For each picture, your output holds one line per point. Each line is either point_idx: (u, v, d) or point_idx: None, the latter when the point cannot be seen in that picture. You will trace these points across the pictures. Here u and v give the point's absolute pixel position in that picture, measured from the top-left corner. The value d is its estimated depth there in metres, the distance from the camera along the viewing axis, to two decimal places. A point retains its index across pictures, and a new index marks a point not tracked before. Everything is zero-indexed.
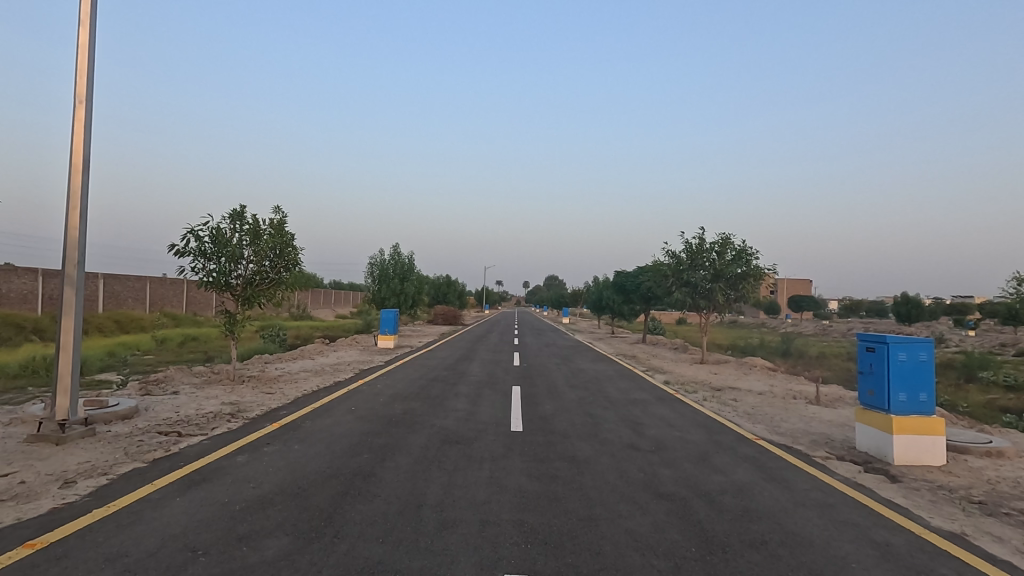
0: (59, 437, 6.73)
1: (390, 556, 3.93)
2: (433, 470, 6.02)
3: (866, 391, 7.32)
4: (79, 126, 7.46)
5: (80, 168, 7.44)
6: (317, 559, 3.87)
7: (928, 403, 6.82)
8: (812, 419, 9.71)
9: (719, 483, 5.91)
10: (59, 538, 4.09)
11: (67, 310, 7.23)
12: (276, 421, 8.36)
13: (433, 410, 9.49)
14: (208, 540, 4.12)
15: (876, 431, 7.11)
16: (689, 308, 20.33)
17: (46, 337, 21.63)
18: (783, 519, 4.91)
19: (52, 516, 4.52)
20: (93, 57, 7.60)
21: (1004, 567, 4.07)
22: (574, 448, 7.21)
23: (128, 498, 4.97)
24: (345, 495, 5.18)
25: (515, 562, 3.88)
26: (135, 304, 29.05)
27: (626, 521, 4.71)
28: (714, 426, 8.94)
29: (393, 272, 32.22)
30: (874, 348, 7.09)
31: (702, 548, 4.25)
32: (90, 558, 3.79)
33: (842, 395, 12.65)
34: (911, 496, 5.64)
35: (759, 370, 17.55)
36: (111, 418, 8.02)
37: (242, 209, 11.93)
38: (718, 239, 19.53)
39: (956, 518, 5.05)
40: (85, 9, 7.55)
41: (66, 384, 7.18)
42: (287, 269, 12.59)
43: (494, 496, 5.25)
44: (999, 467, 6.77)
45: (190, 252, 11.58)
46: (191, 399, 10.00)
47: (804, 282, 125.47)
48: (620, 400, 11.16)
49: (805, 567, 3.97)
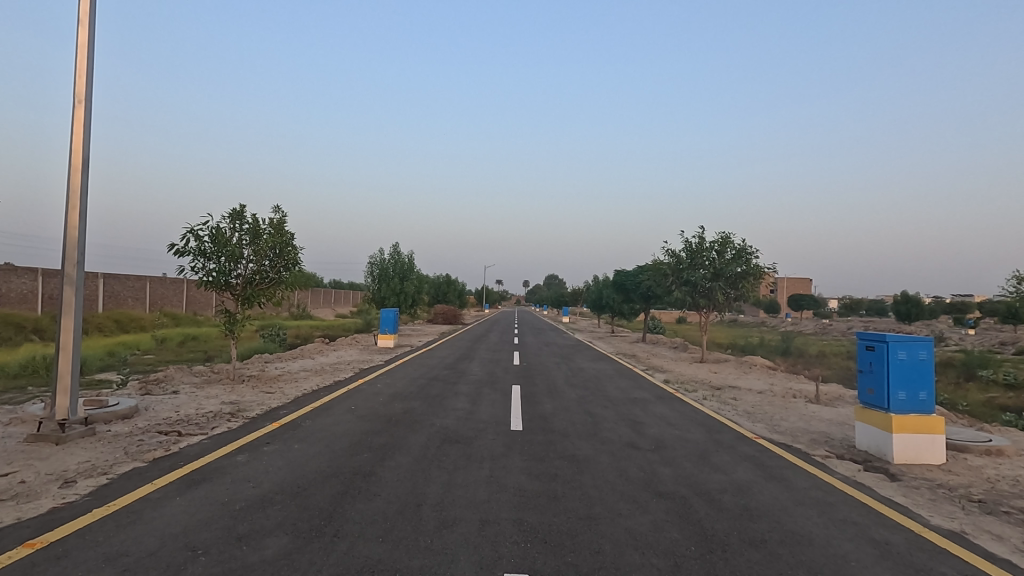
0: (59, 437, 6.72)
1: (390, 555, 3.93)
2: (433, 470, 6.01)
3: (865, 389, 7.33)
4: (79, 125, 7.45)
5: (80, 167, 7.43)
6: (317, 558, 3.87)
7: (928, 401, 6.82)
8: (812, 418, 9.70)
9: (720, 483, 5.90)
10: (59, 538, 4.09)
11: (67, 310, 7.23)
12: (276, 420, 8.34)
13: (433, 409, 9.50)
14: (208, 540, 4.12)
15: (876, 430, 7.10)
16: (690, 307, 20.32)
17: (47, 337, 21.62)
18: (783, 518, 4.90)
19: (51, 516, 4.51)
20: (92, 56, 7.59)
21: (1004, 566, 4.06)
22: (574, 447, 7.20)
23: (129, 498, 4.96)
24: (345, 495, 5.17)
25: (515, 562, 3.88)
26: (135, 304, 29.03)
27: (626, 520, 4.71)
28: (713, 425, 8.94)
29: (393, 271, 32.23)
30: (874, 346, 7.09)
31: (701, 547, 4.25)
32: (90, 558, 3.78)
33: (842, 394, 12.67)
34: (912, 495, 5.64)
35: (759, 369, 17.53)
36: (111, 418, 8.00)
37: (242, 209, 11.96)
38: (718, 239, 19.54)
39: (956, 517, 5.05)
40: (84, 8, 7.54)
41: (67, 384, 7.18)
42: (286, 268, 12.59)
43: (494, 496, 5.24)
44: (999, 466, 6.77)
45: (190, 252, 11.58)
46: (192, 398, 10.03)
47: (804, 281, 125.58)
48: (620, 399, 11.15)
49: (806, 566, 3.96)
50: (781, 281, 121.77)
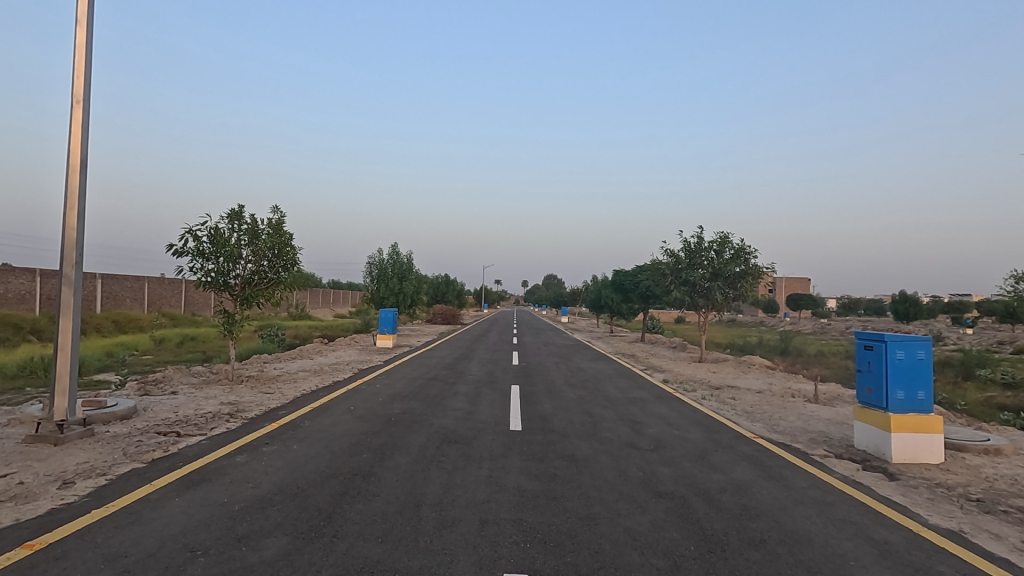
0: (58, 437, 6.73)
1: (389, 556, 3.93)
2: (432, 470, 6.01)
3: (865, 389, 7.33)
4: (77, 126, 7.43)
5: (78, 168, 7.42)
6: (316, 559, 3.87)
7: (926, 401, 6.83)
8: (811, 417, 9.74)
9: (719, 482, 5.90)
10: (58, 538, 4.09)
11: (65, 311, 7.20)
12: (275, 421, 8.35)
13: (432, 409, 9.50)
14: (208, 541, 4.12)
15: (875, 429, 7.11)
16: (689, 307, 20.32)
17: (45, 337, 21.62)
18: (783, 518, 4.90)
19: (51, 517, 4.52)
20: (90, 57, 7.58)
21: (1003, 565, 4.06)
22: (573, 447, 7.19)
23: (128, 498, 4.97)
24: (344, 496, 5.17)
25: (514, 562, 3.88)
26: (134, 304, 29.02)
27: (625, 520, 4.71)
28: (712, 424, 8.97)
29: (393, 271, 32.27)
30: (872, 346, 7.11)
31: (701, 547, 4.25)
32: (90, 559, 3.79)
33: (840, 394, 12.68)
34: (910, 494, 5.64)
35: (759, 369, 17.53)
36: (110, 418, 8.01)
37: (241, 209, 11.95)
38: (716, 238, 19.58)
39: (955, 516, 5.06)
40: (81, 9, 7.53)
41: (65, 384, 7.17)
42: (285, 269, 12.58)
43: (494, 496, 5.24)
44: (998, 465, 6.77)
45: (189, 252, 11.57)
46: (191, 398, 10.06)
47: (801, 281, 125.66)
48: (619, 399, 11.13)
49: (806, 567, 3.95)
50: (779, 281, 121.91)
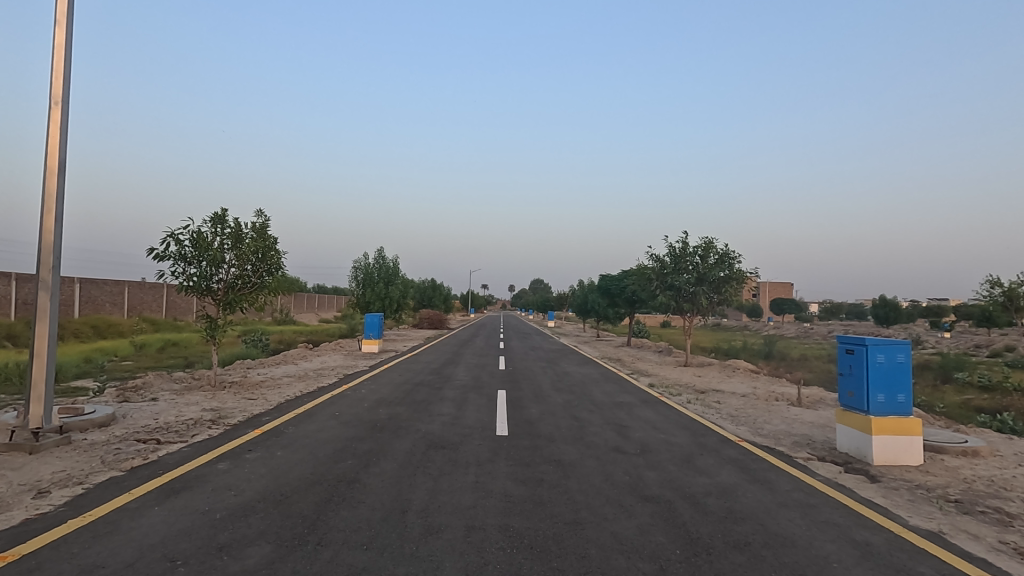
0: (33, 445, 6.60)
1: (375, 564, 3.88)
2: (419, 476, 5.98)
3: (846, 392, 7.43)
4: (55, 127, 7.31)
5: (55, 170, 7.29)
6: (299, 566, 3.82)
7: (906, 404, 6.92)
8: (794, 420, 9.80)
9: (705, 485, 5.94)
10: (32, 550, 3.99)
11: (41, 317, 7.04)
12: (258, 428, 8.23)
13: (418, 415, 9.43)
14: (187, 550, 4.04)
15: (857, 432, 7.18)
16: (674, 311, 20.41)
17: (20, 342, 21.21)
18: (768, 520, 4.94)
19: (24, 528, 4.41)
20: (69, 58, 7.46)
21: (981, 564, 4.12)
22: (560, 452, 7.22)
23: (105, 507, 4.88)
24: (330, 503, 5.12)
25: (500, 567, 3.87)
26: (113, 309, 28.53)
27: (611, 524, 4.72)
28: (697, 427, 9.02)
29: (378, 276, 32.03)
30: (853, 349, 7.20)
31: (686, 550, 4.26)
32: (66, 570, 3.71)
33: (822, 396, 12.87)
34: (891, 496, 5.70)
35: (742, 372, 17.73)
36: (88, 426, 7.86)
37: (224, 213, 11.88)
38: (701, 243, 19.80)
39: (934, 517, 5.13)
40: (61, 9, 7.42)
41: (41, 391, 7.01)
42: (269, 273, 12.45)
43: (480, 501, 5.23)
44: (974, 467, 6.89)
45: (170, 256, 11.43)
46: (172, 405, 9.89)
47: (783, 285, 127.49)
48: (605, 403, 11.18)
49: (788, 567, 3.99)
50: (763, 285, 123.59)
